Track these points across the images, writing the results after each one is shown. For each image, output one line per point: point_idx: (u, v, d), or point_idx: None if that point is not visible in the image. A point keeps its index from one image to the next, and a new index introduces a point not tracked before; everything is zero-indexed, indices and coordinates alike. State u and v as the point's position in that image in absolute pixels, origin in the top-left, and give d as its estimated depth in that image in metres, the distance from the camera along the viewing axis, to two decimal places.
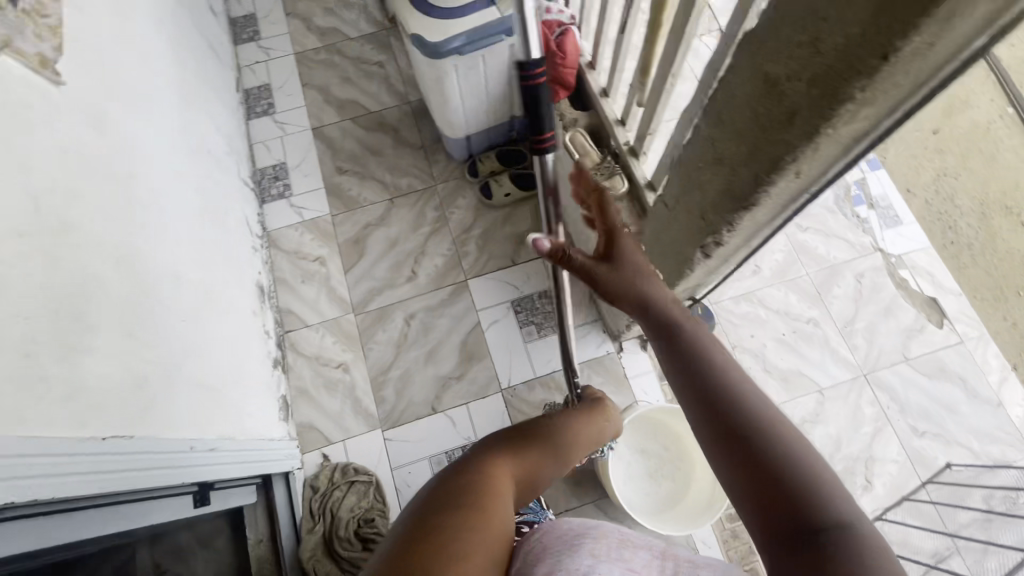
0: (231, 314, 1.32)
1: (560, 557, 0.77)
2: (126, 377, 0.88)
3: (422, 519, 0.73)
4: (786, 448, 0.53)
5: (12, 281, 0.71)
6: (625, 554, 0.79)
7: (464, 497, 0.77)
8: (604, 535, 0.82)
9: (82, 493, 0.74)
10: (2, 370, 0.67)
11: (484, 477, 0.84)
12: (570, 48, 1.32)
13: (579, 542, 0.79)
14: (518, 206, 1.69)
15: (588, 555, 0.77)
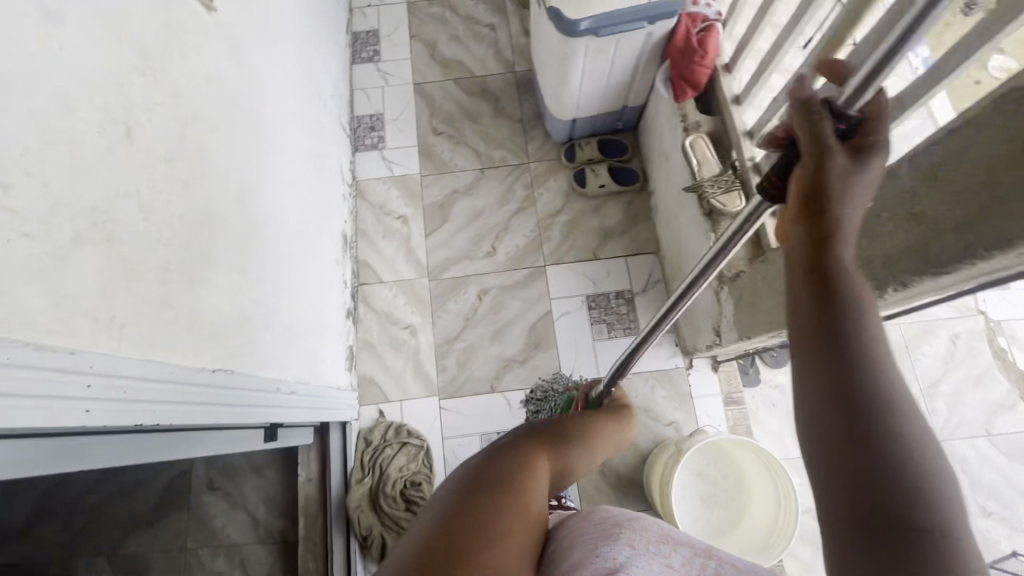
0: (318, 260, 1.33)
1: (593, 547, 0.67)
2: (233, 313, 0.90)
3: (454, 520, 0.54)
4: (917, 456, 0.40)
5: (157, 206, 0.72)
6: (663, 549, 0.69)
7: (503, 492, 0.59)
8: (641, 527, 0.72)
9: (185, 420, 0.76)
10: (142, 295, 0.68)
11: (520, 471, 0.64)
12: (713, 47, 1.21)
13: (615, 533, 0.69)
14: (610, 199, 1.64)
15: (624, 548, 0.67)
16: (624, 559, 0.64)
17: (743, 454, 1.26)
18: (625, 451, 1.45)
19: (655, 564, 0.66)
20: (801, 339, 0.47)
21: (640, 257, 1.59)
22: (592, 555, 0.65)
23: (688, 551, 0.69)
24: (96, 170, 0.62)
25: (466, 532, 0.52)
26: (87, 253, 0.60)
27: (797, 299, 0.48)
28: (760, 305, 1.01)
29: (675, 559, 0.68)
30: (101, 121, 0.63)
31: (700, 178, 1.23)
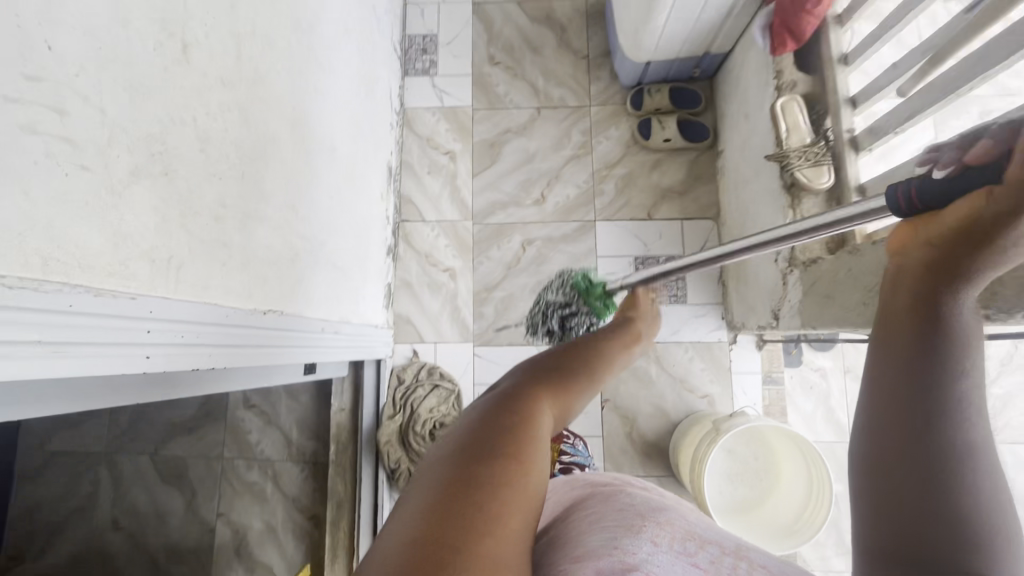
0: (364, 195, 1.27)
1: (597, 542, 0.50)
2: (285, 251, 0.86)
3: (435, 519, 0.43)
4: (982, 507, 0.45)
5: (213, 136, 0.67)
6: (689, 546, 0.51)
7: (490, 470, 0.49)
8: (659, 518, 0.55)
9: (242, 362, 0.75)
10: (199, 233, 0.64)
11: (506, 439, 0.54)
12: None
13: (627, 526, 0.52)
14: (673, 155, 1.52)
15: (637, 540, 0.50)
16: (637, 554, 0.47)
17: (780, 440, 1.23)
18: (654, 418, 1.44)
19: (677, 559, 0.48)
20: (893, 381, 0.52)
21: (697, 221, 1.50)
22: (595, 552, 0.48)
23: (719, 546, 0.52)
24: (153, 95, 0.56)
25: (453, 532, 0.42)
26: (144, 188, 0.55)
27: (897, 324, 0.53)
28: (837, 299, 0.94)
29: (702, 555, 0.50)
30: (157, 37, 0.56)
31: (787, 147, 1.12)
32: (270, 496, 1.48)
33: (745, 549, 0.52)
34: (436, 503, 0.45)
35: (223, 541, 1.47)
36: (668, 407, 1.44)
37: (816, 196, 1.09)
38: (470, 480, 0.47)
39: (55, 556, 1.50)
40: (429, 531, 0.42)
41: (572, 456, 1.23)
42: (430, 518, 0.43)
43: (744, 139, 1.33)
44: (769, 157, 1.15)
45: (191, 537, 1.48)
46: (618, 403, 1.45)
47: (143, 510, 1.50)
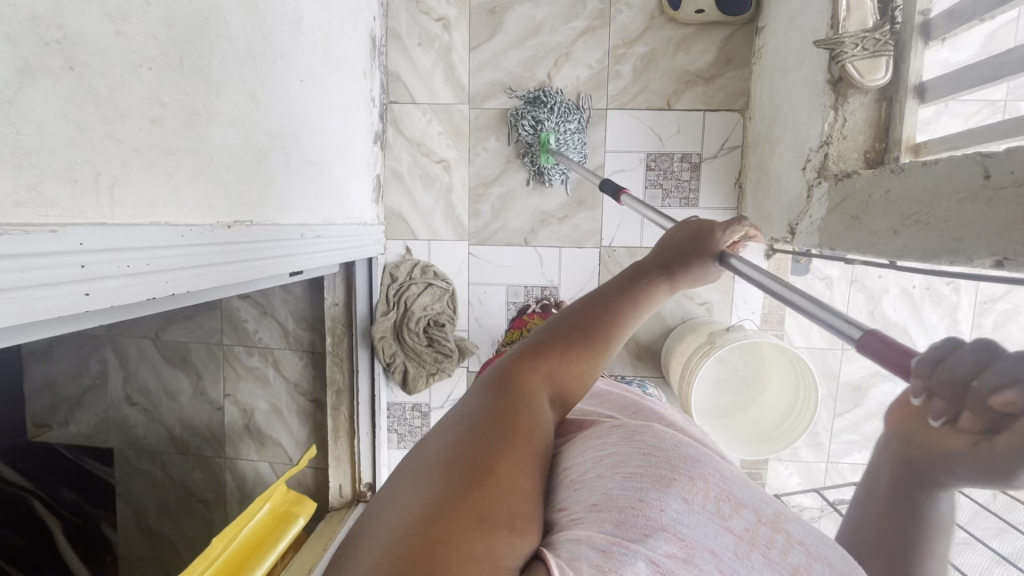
0: (344, 75, 1.11)
1: (611, 484, 0.35)
2: (247, 151, 0.76)
3: (430, 495, 0.31)
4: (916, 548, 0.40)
5: (131, 13, 0.54)
6: (725, 506, 0.35)
7: (500, 433, 0.35)
8: (699, 456, 0.38)
9: (207, 283, 0.69)
10: (131, 140, 0.55)
11: (525, 392, 0.39)
12: None
13: (653, 467, 0.35)
14: (703, 31, 1.30)
15: (670, 492, 0.34)
16: (666, 512, 0.33)
17: (775, 356, 1.22)
18: (650, 322, 1.42)
19: (715, 529, 0.33)
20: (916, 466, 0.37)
21: (722, 114, 1.33)
22: (607, 501, 0.34)
23: (758, 511, 0.36)
24: None
25: (450, 510, 0.29)
26: (43, 90, 0.45)
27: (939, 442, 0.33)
28: (867, 221, 0.84)
29: (737, 521, 0.35)
30: None
31: (844, 31, 0.93)
32: (272, 381, 1.53)
33: (783, 513, 0.37)
34: (436, 472, 0.32)
35: (232, 419, 1.56)
36: (666, 312, 1.42)
37: (864, 95, 0.94)
38: (478, 442, 0.34)
39: (78, 426, 1.60)
40: (421, 505, 0.30)
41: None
42: (427, 490, 0.31)
43: (791, 14, 1.11)
44: (816, 42, 0.97)
45: (202, 414, 1.57)
46: None
47: (153, 388, 1.56)
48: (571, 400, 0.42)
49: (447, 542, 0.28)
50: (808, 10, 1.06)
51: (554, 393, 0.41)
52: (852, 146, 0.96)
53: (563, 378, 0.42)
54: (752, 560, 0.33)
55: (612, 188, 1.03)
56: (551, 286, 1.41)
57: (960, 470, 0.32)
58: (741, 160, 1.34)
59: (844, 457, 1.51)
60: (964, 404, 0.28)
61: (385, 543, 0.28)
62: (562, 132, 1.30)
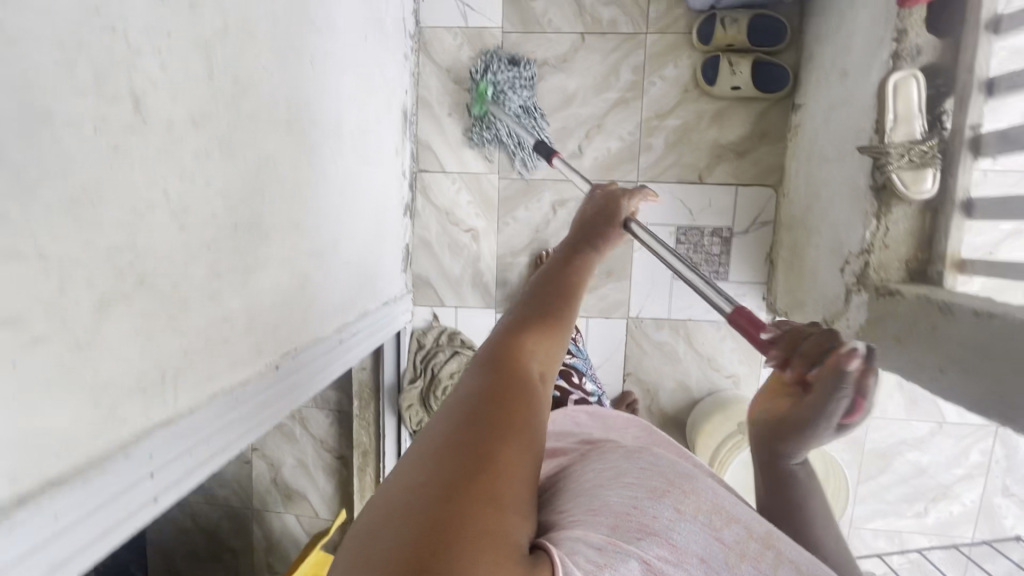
0: (378, 162, 1.11)
1: (610, 494, 0.41)
2: (292, 282, 0.77)
3: (433, 470, 0.35)
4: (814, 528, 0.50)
5: (194, 204, 0.55)
6: (719, 516, 0.41)
7: (500, 412, 0.40)
8: (690, 477, 0.44)
9: (264, 429, 0.72)
10: (193, 326, 0.56)
11: (517, 368, 0.44)
12: None
13: (649, 480, 0.42)
14: (737, 105, 1.28)
15: (659, 503, 0.40)
16: (657, 520, 0.38)
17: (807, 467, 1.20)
18: (676, 392, 1.42)
19: (701, 536, 0.39)
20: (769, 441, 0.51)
21: (754, 189, 1.31)
22: (606, 505, 0.40)
23: (748, 527, 0.42)
24: (100, 203, 0.43)
25: (456, 484, 0.34)
26: (117, 319, 0.46)
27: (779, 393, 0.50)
28: (908, 348, 0.83)
29: (727, 533, 0.40)
30: (91, 116, 0.42)
31: (889, 140, 0.91)
32: (299, 437, 1.56)
33: (775, 534, 0.42)
34: (438, 450, 0.36)
35: (260, 472, 1.59)
36: (692, 382, 1.41)
37: (908, 205, 0.93)
38: (474, 425, 0.38)
39: None
40: (431, 485, 0.34)
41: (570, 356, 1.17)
42: (432, 467, 0.35)
43: (831, 102, 1.09)
44: (861, 148, 0.95)
45: (229, 467, 1.60)
46: (640, 377, 1.42)
47: None
48: (551, 371, 0.48)
49: (456, 511, 0.32)
50: (850, 104, 1.03)
51: (536, 368, 0.46)
52: (893, 256, 0.94)
53: (534, 353, 0.48)
54: (742, 570, 0.39)
55: (546, 149, 1.16)
56: None
57: (804, 424, 0.47)
58: (773, 236, 1.33)
59: (867, 522, 1.52)
60: (797, 360, 0.46)
61: (397, 515, 0.33)
62: (502, 88, 1.25)
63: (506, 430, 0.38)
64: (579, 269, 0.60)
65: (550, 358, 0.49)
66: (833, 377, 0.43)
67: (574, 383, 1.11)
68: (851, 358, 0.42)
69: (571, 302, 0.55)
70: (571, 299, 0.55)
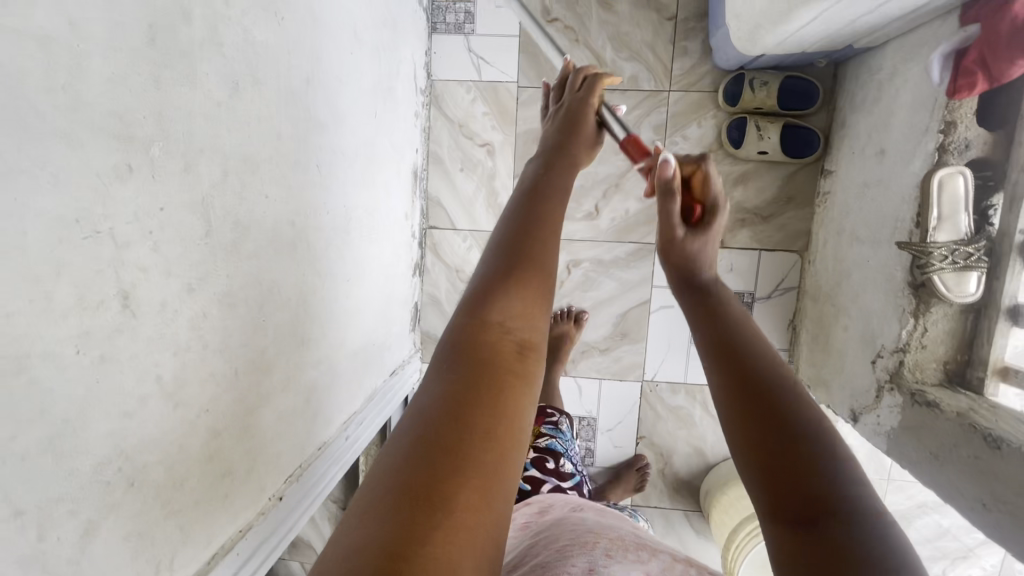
0: (388, 237, 1.07)
1: (554, 556, 0.45)
2: (297, 401, 0.73)
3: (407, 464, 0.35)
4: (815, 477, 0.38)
5: (190, 376, 0.50)
6: (642, 553, 0.46)
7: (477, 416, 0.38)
8: (615, 533, 0.50)
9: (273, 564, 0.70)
10: (189, 500, 0.52)
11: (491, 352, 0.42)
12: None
13: (578, 541, 0.46)
14: (763, 168, 1.22)
15: (594, 553, 0.44)
16: (595, 565, 0.42)
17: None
18: (690, 457, 1.38)
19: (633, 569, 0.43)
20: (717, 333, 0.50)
21: (778, 254, 1.25)
22: (552, 566, 0.42)
23: (670, 557, 0.47)
24: (86, 426, 0.40)
25: (429, 482, 0.34)
26: (105, 534, 0.43)
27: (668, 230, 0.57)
28: (947, 469, 0.78)
29: (654, 564, 0.45)
30: (72, 339, 0.38)
31: (931, 240, 0.86)
32: None
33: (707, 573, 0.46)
34: (412, 439, 0.36)
35: None
36: (707, 447, 1.37)
37: (948, 306, 0.87)
38: (450, 429, 0.37)
39: None
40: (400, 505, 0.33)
41: (547, 439, 0.96)
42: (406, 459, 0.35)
43: (868, 179, 1.04)
44: (900, 245, 0.90)
45: None
46: (654, 441, 1.38)
47: None
48: (532, 340, 0.46)
49: (429, 511, 0.32)
50: (887, 188, 0.98)
51: (514, 337, 0.44)
52: (930, 357, 0.90)
53: (513, 318, 0.45)
54: None
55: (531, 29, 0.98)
56: (589, 416, 1.38)
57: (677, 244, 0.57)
58: (796, 302, 1.27)
59: None
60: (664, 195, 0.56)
61: (367, 534, 0.31)
62: None
63: (482, 421, 0.38)
64: (557, 208, 0.56)
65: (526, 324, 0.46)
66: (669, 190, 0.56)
67: (550, 469, 0.89)
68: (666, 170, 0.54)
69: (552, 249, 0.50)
70: (550, 242, 0.51)
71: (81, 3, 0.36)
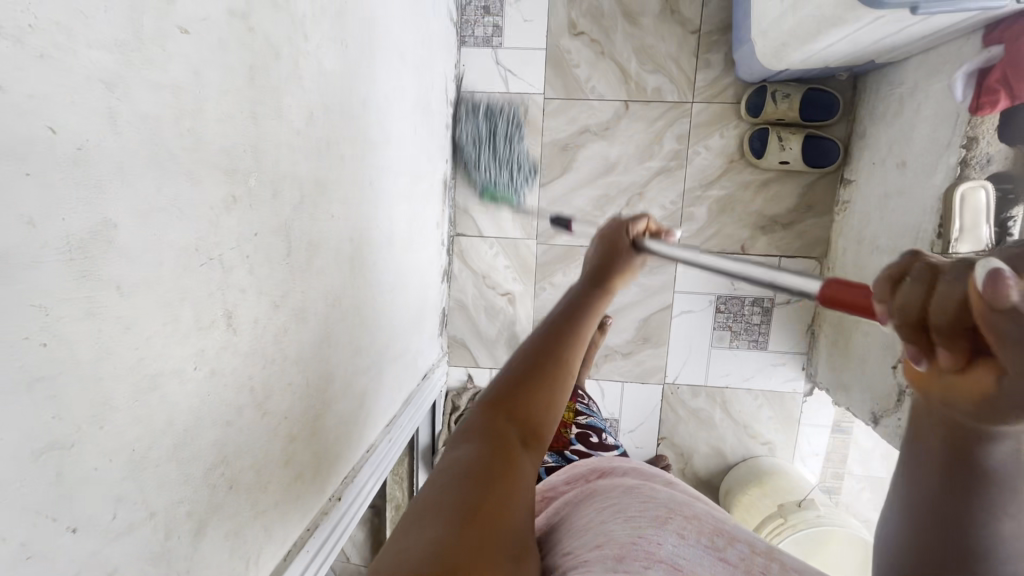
0: (422, 247, 1.11)
1: (616, 528, 0.40)
2: (352, 407, 0.77)
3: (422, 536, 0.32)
4: None
5: (273, 387, 0.54)
6: (715, 538, 0.40)
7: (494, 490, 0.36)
8: (688, 505, 0.44)
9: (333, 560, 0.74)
10: (270, 501, 0.56)
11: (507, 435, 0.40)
12: None
13: (648, 510, 0.42)
14: (784, 177, 1.25)
15: (663, 529, 0.39)
16: (663, 547, 0.37)
17: (836, 561, 1.16)
18: (710, 457, 1.41)
19: (708, 560, 0.37)
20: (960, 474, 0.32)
21: (799, 260, 1.29)
22: (616, 541, 0.38)
23: (749, 545, 0.41)
24: (200, 434, 0.44)
25: (455, 548, 0.31)
26: (211, 533, 0.47)
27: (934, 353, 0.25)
28: None
29: (730, 553, 0.39)
30: (193, 355, 0.42)
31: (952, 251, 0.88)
32: None
33: (778, 552, 0.41)
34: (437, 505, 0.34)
35: None
36: (726, 448, 1.41)
37: None
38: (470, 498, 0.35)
39: None
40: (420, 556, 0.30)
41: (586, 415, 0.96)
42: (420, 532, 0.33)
43: (891, 189, 1.07)
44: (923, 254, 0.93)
45: None
46: (675, 441, 1.41)
47: None
48: (541, 435, 0.42)
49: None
50: (911, 199, 1.01)
51: (522, 429, 0.41)
52: None
53: (525, 410, 0.42)
54: None
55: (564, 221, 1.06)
56: (612, 417, 1.42)
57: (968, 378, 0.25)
58: (816, 307, 1.31)
59: None
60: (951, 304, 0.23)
61: None
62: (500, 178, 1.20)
63: (493, 501, 0.35)
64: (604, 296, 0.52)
65: (538, 415, 0.42)
66: (1016, 321, 0.21)
67: (595, 443, 0.90)
68: (1004, 283, 0.20)
69: (582, 332, 0.47)
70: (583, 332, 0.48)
71: (204, 52, 0.40)
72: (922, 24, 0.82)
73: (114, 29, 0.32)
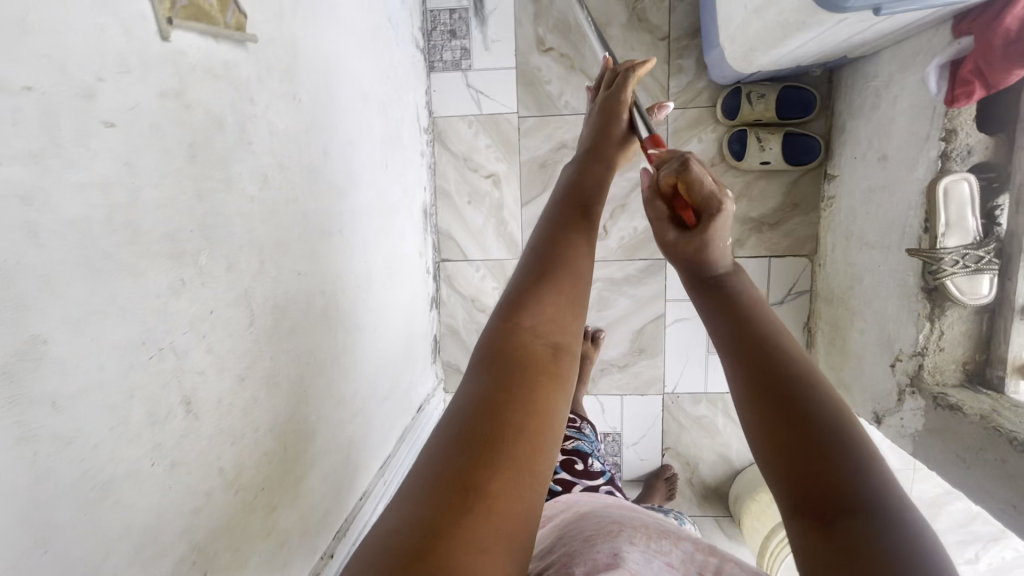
0: (406, 279, 1.10)
1: (573, 547, 0.40)
2: (339, 458, 0.75)
3: (416, 510, 0.30)
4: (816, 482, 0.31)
5: (246, 460, 0.53)
6: (664, 543, 0.40)
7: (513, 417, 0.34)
8: (640, 520, 0.44)
9: None
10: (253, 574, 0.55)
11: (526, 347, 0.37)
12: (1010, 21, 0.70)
13: (602, 530, 0.41)
14: (766, 177, 1.23)
15: (617, 540, 0.39)
16: (615, 555, 0.37)
17: None
18: (717, 464, 1.39)
19: (657, 563, 0.38)
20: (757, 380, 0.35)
21: (788, 259, 1.27)
22: (570, 559, 0.38)
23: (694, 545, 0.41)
24: (163, 529, 0.42)
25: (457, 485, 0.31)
26: None
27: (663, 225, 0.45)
28: (974, 472, 0.79)
29: (676, 556, 0.39)
30: (149, 450, 0.41)
31: (940, 247, 0.88)
32: None
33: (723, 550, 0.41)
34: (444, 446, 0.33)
35: None
36: (732, 453, 1.38)
37: (963, 309, 0.89)
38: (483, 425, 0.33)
39: None
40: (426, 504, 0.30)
41: (574, 441, 0.91)
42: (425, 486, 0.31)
43: (874, 182, 1.05)
44: (911, 252, 0.92)
45: None
46: (680, 450, 1.39)
47: None
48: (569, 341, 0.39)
49: (445, 551, 0.28)
50: (894, 191, 1.00)
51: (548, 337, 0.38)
52: (949, 358, 0.91)
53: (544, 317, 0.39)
54: None
55: None
56: (613, 431, 1.40)
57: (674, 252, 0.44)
58: (810, 305, 1.29)
59: None
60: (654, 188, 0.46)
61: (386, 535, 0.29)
62: None
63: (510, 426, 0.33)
64: (595, 201, 0.51)
65: (562, 322, 0.40)
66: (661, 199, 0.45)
67: (580, 470, 0.82)
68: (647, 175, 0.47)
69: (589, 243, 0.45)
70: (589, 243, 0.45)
71: (132, 139, 0.39)
72: (888, 22, 0.80)
73: (25, 140, 0.31)
